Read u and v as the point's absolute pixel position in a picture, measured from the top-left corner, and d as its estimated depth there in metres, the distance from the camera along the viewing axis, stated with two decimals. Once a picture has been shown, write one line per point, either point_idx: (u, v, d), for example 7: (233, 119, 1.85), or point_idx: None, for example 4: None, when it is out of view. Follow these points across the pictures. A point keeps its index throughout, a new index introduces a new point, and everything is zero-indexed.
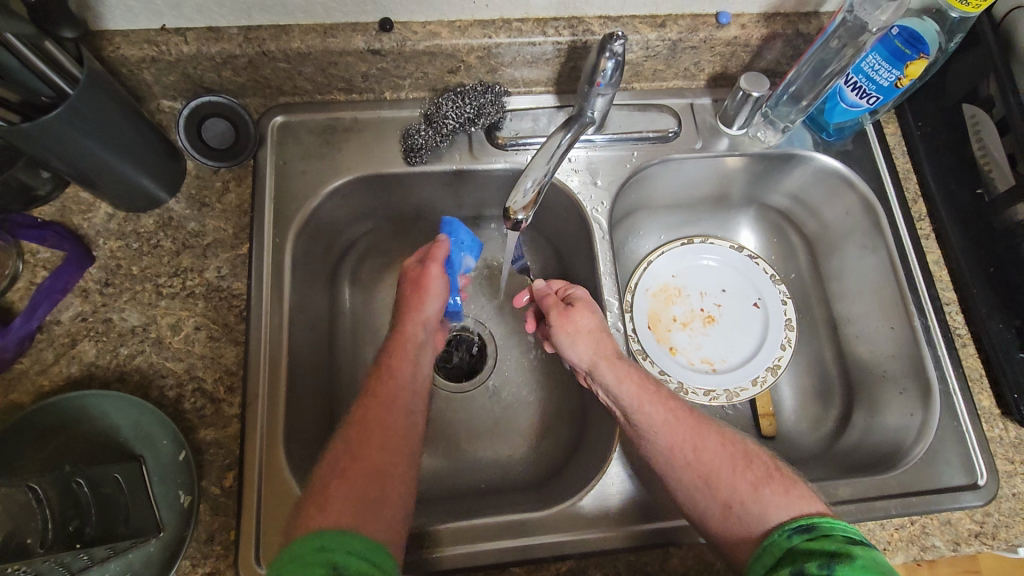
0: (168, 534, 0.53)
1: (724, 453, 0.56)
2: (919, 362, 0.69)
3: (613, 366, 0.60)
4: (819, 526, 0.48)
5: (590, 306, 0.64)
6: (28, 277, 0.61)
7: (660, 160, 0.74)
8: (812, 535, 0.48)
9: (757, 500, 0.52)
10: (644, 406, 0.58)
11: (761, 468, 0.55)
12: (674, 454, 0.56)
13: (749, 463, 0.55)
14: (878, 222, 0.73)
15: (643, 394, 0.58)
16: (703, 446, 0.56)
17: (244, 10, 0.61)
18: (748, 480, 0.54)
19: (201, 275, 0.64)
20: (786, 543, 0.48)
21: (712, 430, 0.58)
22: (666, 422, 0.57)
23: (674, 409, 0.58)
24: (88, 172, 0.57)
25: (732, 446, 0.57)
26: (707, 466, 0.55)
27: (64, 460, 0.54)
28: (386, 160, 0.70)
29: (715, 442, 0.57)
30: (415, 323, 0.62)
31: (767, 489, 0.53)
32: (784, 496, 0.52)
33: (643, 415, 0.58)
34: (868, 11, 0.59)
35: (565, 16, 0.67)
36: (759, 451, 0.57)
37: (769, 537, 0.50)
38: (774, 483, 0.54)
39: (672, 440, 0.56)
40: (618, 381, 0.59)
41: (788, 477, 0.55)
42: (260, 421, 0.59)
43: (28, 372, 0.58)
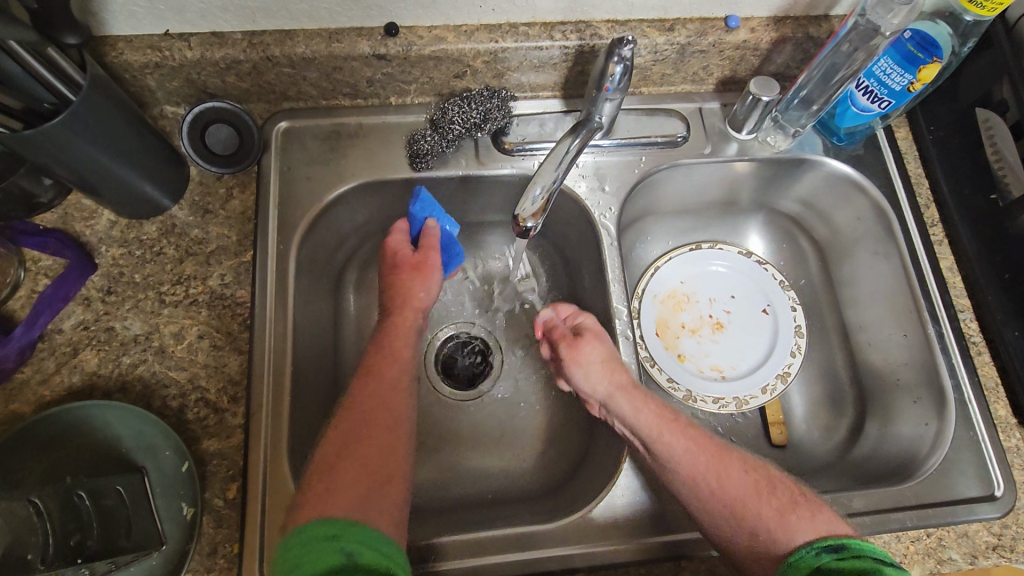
0: (170, 548, 0.52)
1: (747, 480, 0.55)
2: (934, 371, 0.67)
3: (630, 396, 0.59)
4: (850, 547, 0.48)
5: (600, 334, 0.63)
6: (30, 285, 0.60)
7: (669, 165, 0.73)
8: (843, 556, 0.48)
9: (785, 528, 0.52)
10: (663, 437, 0.57)
11: (785, 494, 0.55)
12: (697, 483, 0.55)
13: (773, 489, 0.55)
14: (890, 228, 0.72)
15: (663, 424, 0.57)
16: (727, 475, 0.55)
17: (249, 15, 0.60)
18: (775, 508, 0.53)
19: (205, 283, 0.63)
20: (814, 560, 0.48)
21: (735, 457, 0.57)
22: (688, 451, 0.56)
23: (695, 437, 0.57)
24: (90, 179, 0.56)
25: (755, 473, 0.56)
26: (733, 495, 0.54)
27: (65, 472, 0.53)
28: (392, 166, 0.69)
29: (738, 470, 0.56)
30: (415, 310, 0.62)
31: (794, 515, 0.53)
32: (810, 522, 0.52)
33: (664, 445, 0.56)
34: (880, 15, 0.58)
35: (572, 21, 0.66)
36: (780, 476, 0.57)
37: (795, 554, 0.50)
38: (801, 509, 0.53)
39: (695, 469, 0.55)
40: (636, 411, 0.58)
41: (812, 501, 0.55)
42: (265, 430, 0.58)
43: (29, 382, 0.57)
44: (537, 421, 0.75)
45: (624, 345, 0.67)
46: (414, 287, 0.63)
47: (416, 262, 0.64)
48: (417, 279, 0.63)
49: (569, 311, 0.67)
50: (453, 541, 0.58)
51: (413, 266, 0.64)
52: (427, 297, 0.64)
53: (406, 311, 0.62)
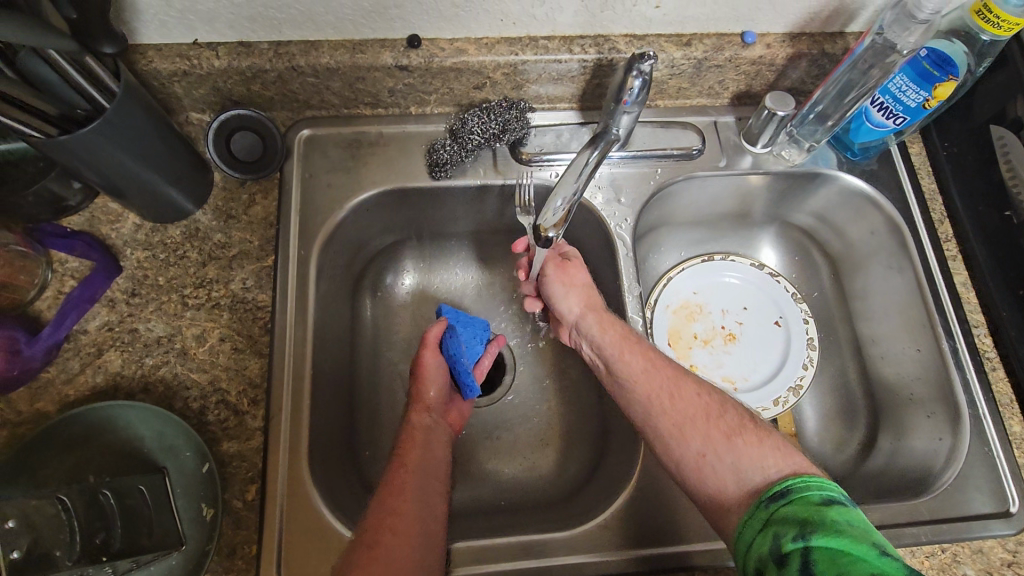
0: (190, 547, 0.53)
1: (699, 401, 0.56)
2: (948, 386, 0.68)
3: (598, 317, 0.63)
4: (792, 488, 0.47)
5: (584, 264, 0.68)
6: (57, 285, 0.62)
7: (684, 177, 0.74)
8: (788, 501, 0.46)
9: (728, 449, 0.52)
10: (624, 355, 0.60)
11: (735, 419, 0.54)
12: (650, 400, 0.57)
13: (725, 413, 0.55)
14: (903, 242, 0.73)
15: (625, 344, 0.61)
16: (680, 396, 0.57)
17: (276, 26, 0.62)
18: (721, 430, 0.53)
19: (227, 286, 0.64)
20: (764, 514, 0.47)
21: (690, 381, 0.58)
22: (645, 370, 0.59)
23: (654, 359, 0.60)
24: (117, 182, 0.57)
25: (708, 397, 0.57)
26: (681, 413, 0.56)
27: (87, 471, 0.54)
28: (412, 174, 0.70)
29: (691, 393, 0.57)
30: (420, 410, 0.63)
31: (740, 439, 0.52)
32: (755, 446, 0.51)
33: (623, 363, 0.60)
34: (898, 33, 0.59)
35: (591, 35, 0.67)
36: (739, 405, 0.57)
37: (748, 513, 0.48)
38: (747, 434, 0.53)
39: (649, 389, 0.58)
40: (602, 331, 0.62)
41: (763, 429, 0.54)
42: (283, 432, 0.59)
43: (54, 381, 0.58)
44: (549, 429, 0.75)
45: None
46: (421, 391, 0.65)
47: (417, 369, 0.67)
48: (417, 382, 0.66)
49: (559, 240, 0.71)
50: (472, 546, 0.58)
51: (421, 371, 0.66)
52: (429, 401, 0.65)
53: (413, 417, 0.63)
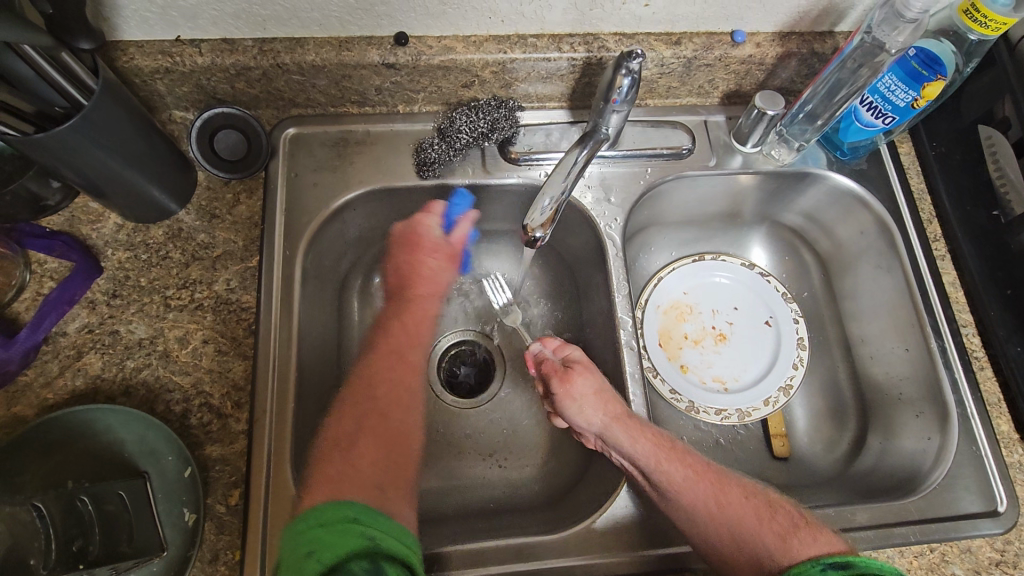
0: (170, 555, 0.52)
1: (746, 504, 0.58)
2: (937, 386, 0.68)
3: (625, 427, 0.59)
4: (856, 565, 0.49)
5: (592, 368, 0.64)
6: (35, 287, 0.60)
7: (674, 176, 0.74)
8: (848, 571, 0.48)
9: (787, 552, 0.54)
10: (662, 465, 0.58)
11: (784, 518, 0.57)
12: (700, 513, 0.57)
13: (773, 513, 0.58)
14: (893, 242, 0.73)
15: (662, 454, 0.59)
16: (727, 501, 0.58)
17: (260, 23, 0.61)
18: (776, 531, 0.56)
19: (210, 287, 0.63)
20: (818, 573, 0.49)
21: (732, 484, 0.60)
22: (688, 480, 0.58)
23: (693, 466, 0.60)
24: (99, 182, 0.56)
25: (753, 498, 0.59)
26: (733, 521, 0.57)
27: (65, 478, 0.53)
28: (400, 174, 0.70)
29: (736, 495, 0.59)
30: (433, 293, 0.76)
31: (796, 539, 0.55)
32: (812, 543, 0.54)
33: (664, 473, 0.58)
34: (886, 33, 0.59)
35: (580, 33, 0.66)
36: (781, 500, 0.59)
37: (799, 568, 0.50)
38: (801, 532, 0.55)
39: (696, 498, 0.57)
40: (634, 442, 0.59)
41: (807, 520, 0.57)
42: (267, 437, 0.58)
43: (32, 384, 0.57)
44: (538, 431, 0.74)
45: (628, 355, 0.67)
46: (444, 272, 0.77)
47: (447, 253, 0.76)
48: (442, 267, 0.76)
49: (557, 343, 0.68)
50: (461, 550, 0.57)
51: (448, 255, 0.76)
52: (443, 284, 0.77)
53: (422, 300, 0.75)
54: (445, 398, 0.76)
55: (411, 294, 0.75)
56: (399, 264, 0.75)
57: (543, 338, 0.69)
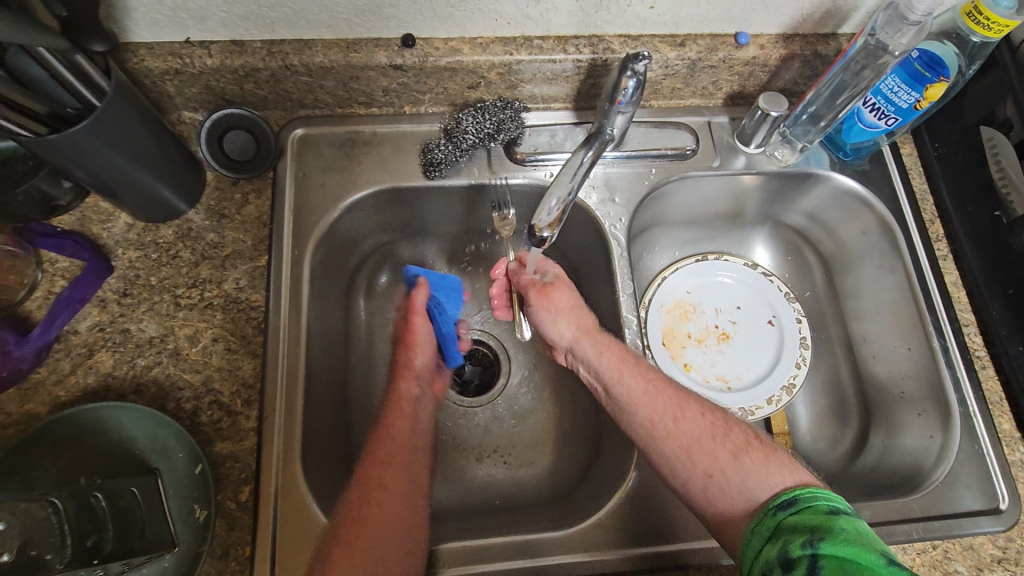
0: (182, 550, 0.53)
1: (702, 422, 0.56)
2: (939, 384, 0.68)
3: (592, 339, 0.61)
4: (801, 498, 0.49)
5: (567, 283, 0.66)
6: (47, 285, 0.61)
7: (678, 176, 0.74)
8: (797, 509, 0.48)
9: (736, 469, 0.53)
10: (622, 379, 0.59)
11: (741, 437, 0.56)
12: (653, 424, 0.57)
13: (729, 431, 0.56)
14: (895, 242, 0.73)
15: (624, 367, 0.59)
16: (683, 416, 0.57)
17: (269, 25, 0.61)
18: (728, 449, 0.54)
19: (220, 286, 0.63)
20: (771, 521, 0.48)
21: (691, 401, 0.58)
22: (646, 395, 0.58)
23: (653, 380, 0.59)
24: (109, 182, 0.56)
25: (711, 415, 0.57)
26: (687, 436, 0.56)
27: (78, 474, 0.53)
28: (407, 174, 0.70)
29: (694, 412, 0.57)
30: (409, 380, 0.66)
31: (747, 457, 0.53)
32: (763, 464, 0.53)
33: (623, 388, 0.59)
34: (890, 35, 0.60)
35: (585, 35, 0.67)
36: (741, 422, 0.58)
37: (755, 520, 0.49)
38: (754, 451, 0.54)
39: (652, 413, 0.57)
40: (599, 355, 0.60)
41: (767, 445, 0.55)
42: (277, 434, 0.59)
43: (44, 382, 0.58)
44: (544, 429, 0.75)
45: (633, 354, 0.67)
46: (409, 358, 0.67)
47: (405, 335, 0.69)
48: (403, 350, 0.68)
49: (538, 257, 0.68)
50: (469, 545, 0.58)
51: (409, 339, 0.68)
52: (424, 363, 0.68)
53: (400, 382, 0.66)
54: (451, 398, 0.76)
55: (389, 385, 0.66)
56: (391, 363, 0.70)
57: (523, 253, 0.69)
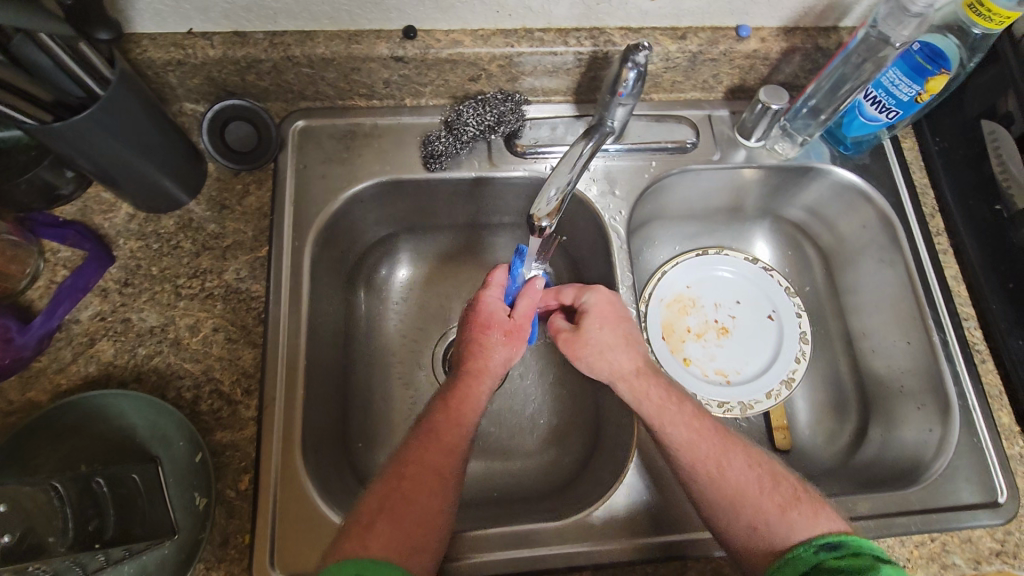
0: (181, 537, 0.53)
1: (750, 474, 0.56)
2: (938, 378, 0.68)
3: (631, 386, 0.61)
4: (845, 545, 0.50)
5: (601, 317, 0.63)
6: (49, 275, 0.61)
7: (678, 170, 0.74)
8: (839, 553, 0.50)
9: (784, 525, 0.53)
10: (666, 428, 0.58)
11: (789, 491, 0.56)
12: (698, 473, 0.56)
13: (776, 484, 0.56)
14: (895, 236, 0.73)
15: (665, 414, 0.59)
16: (730, 466, 0.57)
17: (271, 16, 0.61)
18: (775, 502, 0.55)
19: (221, 277, 0.64)
20: (811, 558, 0.50)
21: (737, 450, 0.58)
22: (691, 443, 0.57)
23: (698, 428, 0.58)
24: (110, 171, 0.57)
25: (758, 467, 0.57)
26: (733, 487, 0.56)
27: (78, 461, 0.54)
28: (407, 166, 0.70)
29: (740, 462, 0.57)
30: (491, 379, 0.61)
31: (795, 512, 0.54)
32: (811, 520, 0.53)
33: (667, 435, 0.58)
34: (891, 27, 0.60)
35: (586, 27, 0.67)
36: (787, 473, 0.58)
37: (791, 552, 0.52)
38: (802, 506, 0.54)
39: (697, 460, 0.57)
40: (638, 401, 0.60)
41: (812, 496, 0.56)
42: (276, 423, 0.59)
43: (45, 370, 0.58)
44: (543, 422, 0.75)
45: None
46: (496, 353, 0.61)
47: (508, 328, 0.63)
48: (503, 343, 0.62)
49: (571, 293, 0.66)
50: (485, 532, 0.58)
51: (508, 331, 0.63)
52: (509, 363, 0.62)
53: (482, 376, 0.60)
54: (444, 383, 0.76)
55: (464, 369, 0.60)
56: (461, 345, 0.63)
57: (556, 290, 0.67)
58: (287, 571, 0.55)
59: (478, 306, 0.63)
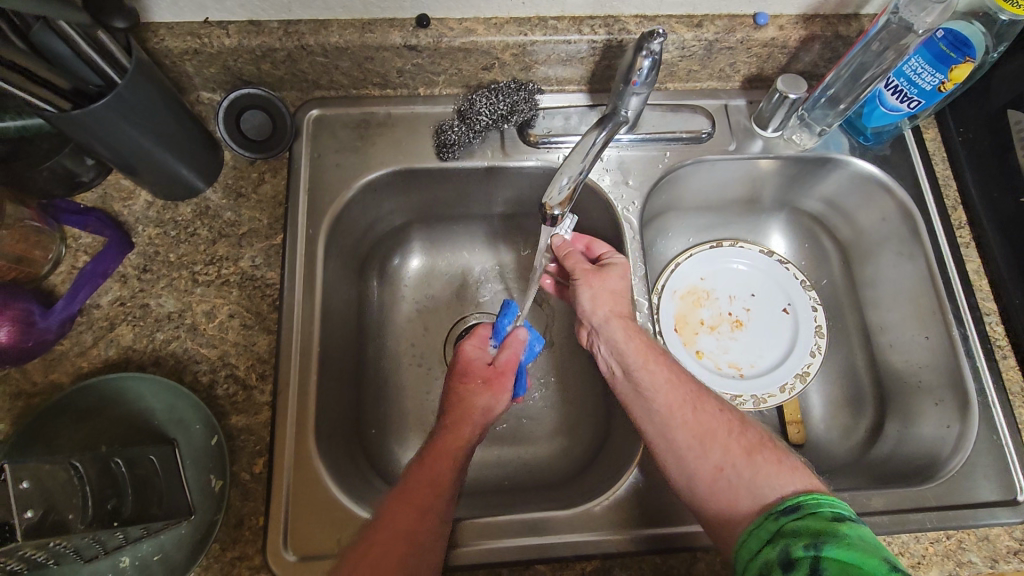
0: (198, 518, 0.54)
1: (719, 417, 0.57)
2: (957, 374, 0.67)
3: (624, 324, 0.62)
4: (804, 504, 0.48)
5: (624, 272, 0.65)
6: (71, 261, 0.63)
7: (693, 160, 0.74)
8: (800, 514, 0.47)
9: (750, 468, 0.53)
10: (648, 364, 0.60)
11: (756, 438, 0.56)
12: (671, 413, 0.57)
13: (744, 431, 0.56)
14: (916, 228, 0.72)
15: (649, 354, 0.60)
16: (702, 408, 0.57)
17: (285, 5, 0.62)
18: (742, 448, 0.54)
19: (236, 264, 0.65)
20: (774, 525, 0.48)
21: (711, 397, 0.59)
22: (668, 381, 0.59)
23: (677, 373, 0.60)
24: (131, 160, 0.58)
25: (728, 413, 0.58)
26: (703, 427, 0.56)
27: (99, 441, 0.55)
28: (420, 155, 0.71)
29: (713, 408, 0.58)
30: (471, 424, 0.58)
31: (761, 456, 0.54)
32: (776, 465, 0.53)
33: (646, 372, 0.59)
34: (914, 13, 0.58)
35: (601, 15, 0.66)
36: (756, 424, 0.58)
37: (756, 522, 0.49)
38: (767, 451, 0.54)
39: (671, 400, 0.58)
40: (629, 339, 0.61)
41: (780, 449, 0.55)
42: (290, 408, 0.60)
43: (68, 353, 0.60)
44: (553, 411, 0.75)
45: None
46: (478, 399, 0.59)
47: (489, 376, 0.62)
48: (484, 391, 0.60)
49: (605, 249, 0.68)
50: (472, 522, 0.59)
51: (490, 378, 0.61)
52: (491, 410, 0.60)
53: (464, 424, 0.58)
54: None
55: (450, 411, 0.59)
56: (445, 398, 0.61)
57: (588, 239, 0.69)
58: (300, 553, 0.56)
59: (458, 356, 0.64)
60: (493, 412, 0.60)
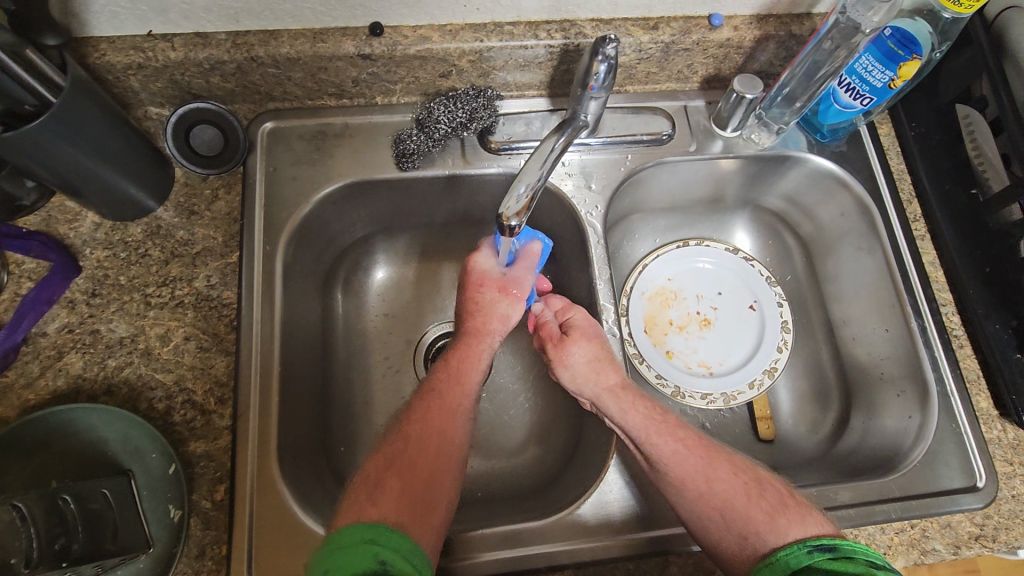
0: (157, 549, 0.52)
1: (735, 482, 0.55)
2: (918, 365, 0.68)
3: (615, 398, 0.60)
4: (842, 548, 0.48)
5: (591, 333, 0.64)
6: (14, 287, 0.60)
7: (654, 162, 0.74)
8: (834, 555, 0.48)
9: (774, 531, 0.51)
10: (652, 438, 0.58)
11: (775, 496, 0.54)
12: (685, 485, 0.55)
13: (762, 491, 0.55)
14: (873, 223, 0.73)
15: (650, 427, 0.58)
16: (715, 477, 0.56)
17: (232, 16, 0.60)
18: (763, 510, 0.53)
19: (191, 284, 0.63)
20: (804, 557, 0.48)
21: (724, 458, 0.57)
22: (675, 454, 0.57)
23: (684, 439, 0.58)
24: (73, 181, 0.55)
25: (744, 476, 0.56)
26: (719, 496, 0.54)
27: (49, 477, 0.53)
28: (379, 165, 0.69)
29: (727, 471, 0.56)
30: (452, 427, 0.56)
31: (783, 517, 0.52)
32: (800, 525, 0.52)
33: (652, 446, 0.58)
34: (862, 12, 0.60)
35: (557, 19, 0.66)
36: (771, 478, 0.57)
37: (785, 549, 0.50)
38: (790, 512, 0.53)
39: (684, 472, 0.56)
40: (625, 411, 0.60)
41: (802, 504, 0.54)
42: (251, 431, 0.58)
43: (13, 385, 0.57)
44: (526, 419, 0.75)
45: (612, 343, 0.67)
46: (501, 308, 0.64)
47: (504, 283, 0.65)
48: (501, 299, 0.64)
49: (560, 304, 0.69)
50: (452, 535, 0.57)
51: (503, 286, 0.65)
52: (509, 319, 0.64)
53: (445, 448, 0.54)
54: None
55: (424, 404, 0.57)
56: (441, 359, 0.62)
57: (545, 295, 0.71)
58: None
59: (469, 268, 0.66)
60: (511, 317, 0.65)
